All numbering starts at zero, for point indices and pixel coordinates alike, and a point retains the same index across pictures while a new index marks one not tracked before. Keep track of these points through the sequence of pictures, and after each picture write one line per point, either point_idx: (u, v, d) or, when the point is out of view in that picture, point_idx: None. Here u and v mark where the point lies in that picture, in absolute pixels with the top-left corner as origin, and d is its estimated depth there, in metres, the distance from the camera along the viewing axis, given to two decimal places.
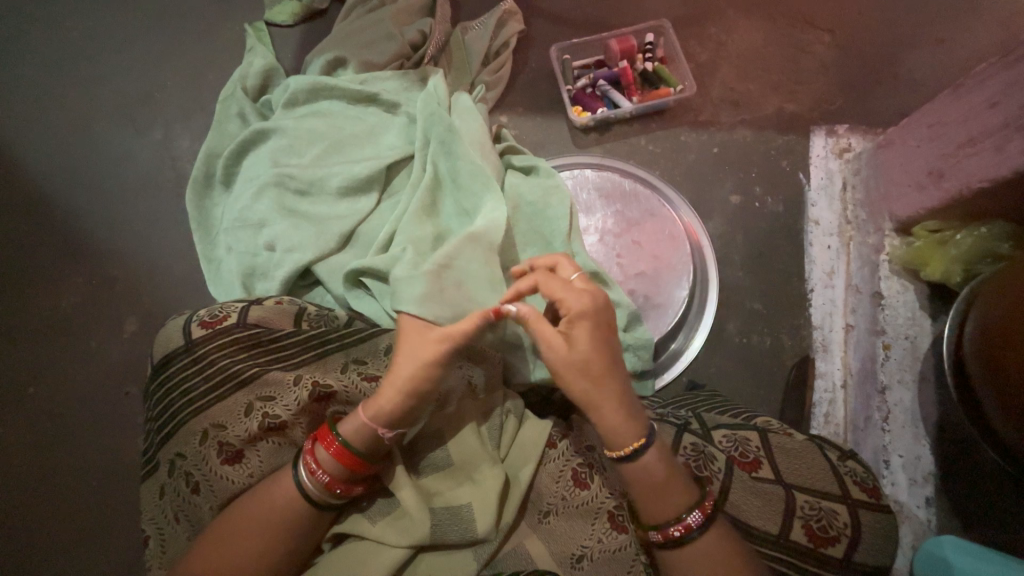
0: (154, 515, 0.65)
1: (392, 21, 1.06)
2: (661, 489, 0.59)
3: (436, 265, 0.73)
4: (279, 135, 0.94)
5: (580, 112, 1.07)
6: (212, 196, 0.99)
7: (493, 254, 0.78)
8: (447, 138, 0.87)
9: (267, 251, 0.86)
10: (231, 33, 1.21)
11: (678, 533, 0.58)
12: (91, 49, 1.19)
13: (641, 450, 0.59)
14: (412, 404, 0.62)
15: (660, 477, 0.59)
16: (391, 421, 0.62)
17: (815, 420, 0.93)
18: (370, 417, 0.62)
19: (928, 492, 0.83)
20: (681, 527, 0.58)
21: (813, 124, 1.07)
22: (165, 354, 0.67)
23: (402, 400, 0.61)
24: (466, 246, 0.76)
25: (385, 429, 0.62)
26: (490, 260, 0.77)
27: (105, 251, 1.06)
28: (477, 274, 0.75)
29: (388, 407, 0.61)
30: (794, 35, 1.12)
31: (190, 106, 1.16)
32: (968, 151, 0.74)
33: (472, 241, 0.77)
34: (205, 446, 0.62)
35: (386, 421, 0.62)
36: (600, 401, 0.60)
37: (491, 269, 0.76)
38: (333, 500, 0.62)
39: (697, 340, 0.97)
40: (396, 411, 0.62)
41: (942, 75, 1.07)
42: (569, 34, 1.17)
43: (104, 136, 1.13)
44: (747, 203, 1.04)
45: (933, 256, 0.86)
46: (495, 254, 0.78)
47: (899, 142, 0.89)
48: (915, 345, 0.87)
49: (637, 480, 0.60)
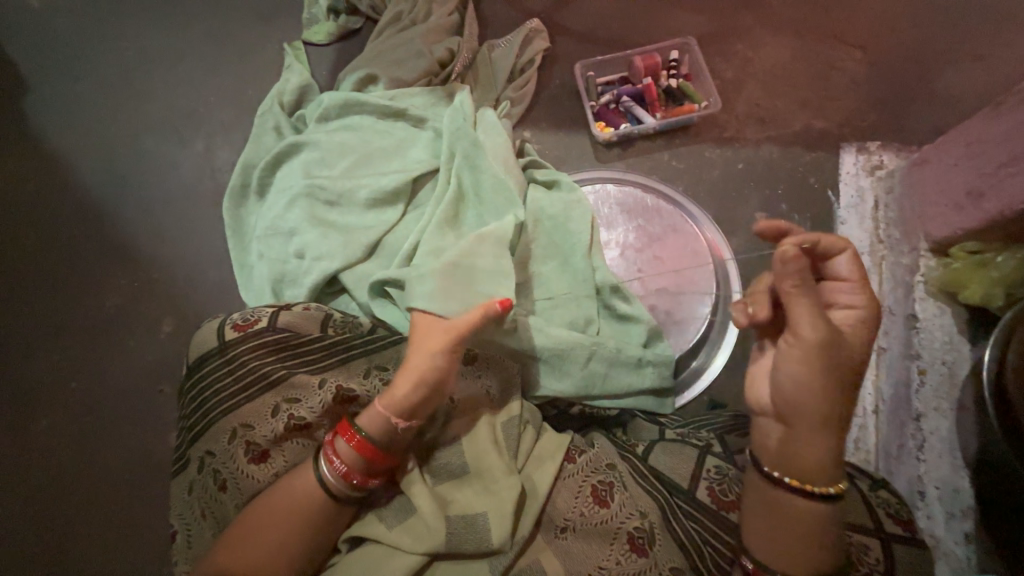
0: (182, 511, 0.67)
1: (422, 40, 1.10)
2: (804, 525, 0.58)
3: (446, 264, 0.74)
4: (312, 148, 0.98)
5: (603, 127, 1.09)
6: (247, 205, 1.04)
7: (504, 250, 0.79)
8: (473, 153, 0.89)
9: (296, 259, 0.89)
10: (271, 52, 1.27)
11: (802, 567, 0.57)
12: (143, 67, 1.28)
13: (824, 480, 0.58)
14: (425, 395, 0.63)
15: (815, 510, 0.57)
16: (405, 412, 0.63)
17: (846, 445, 0.91)
18: (386, 408, 0.63)
19: (967, 527, 0.77)
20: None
21: (843, 141, 1.05)
22: (200, 355, 0.71)
23: (413, 388, 0.63)
24: (479, 244, 0.78)
25: (400, 419, 0.63)
26: (500, 257, 0.78)
27: (147, 256, 1.11)
28: (489, 270, 0.76)
29: (401, 398, 0.62)
30: (823, 52, 1.11)
31: (230, 120, 1.22)
32: (1011, 170, 0.72)
33: (484, 241, 0.78)
34: (234, 445, 0.65)
35: (398, 410, 0.63)
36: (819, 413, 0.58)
37: (502, 265, 0.77)
38: (349, 492, 0.63)
39: (720, 358, 0.95)
40: (408, 402, 0.63)
41: (981, 91, 1.03)
42: (594, 51, 1.19)
43: (150, 147, 1.20)
44: (773, 219, 1.02)
45: (972, 278, 0.82)
46: (506, 252, 0.79)
47: (935, 160, 0.86)
48: (952, 371, 0.82)
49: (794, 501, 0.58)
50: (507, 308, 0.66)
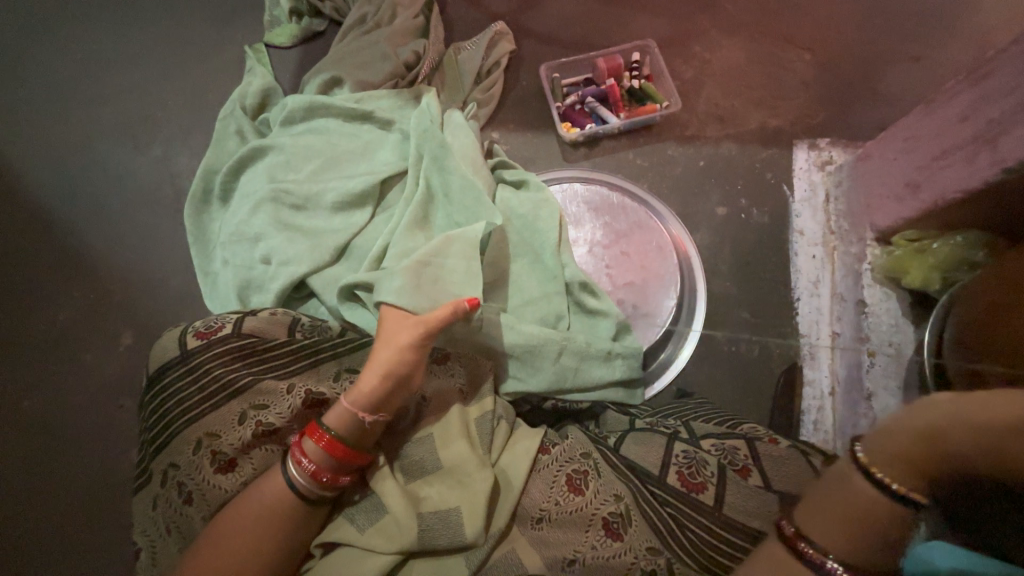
0: (146, 527, 0.65)
1: (386, 42, 1.10)
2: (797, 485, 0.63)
3: (414, 262, 0.74)
4: (277, 152, 0.97)
5: (570, 128, 1.11)
6: (210, 211, 1.02)
7: (474, 250, 0.79)
8: (440, 153, 0.89)
9: (263, 264, 0.88)
10: (232, 54, 1.25)
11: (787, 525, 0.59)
12: (95, 70, 1.23)
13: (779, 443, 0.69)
14: (391, 389, 0.64)
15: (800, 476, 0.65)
16: (372, 406, 0.64)
17: (805, 428, 0.94)
18: (352, 403, 0.63)
19: None
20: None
21: (796, 138, 1.10)
22: (160, 365, 0.69)
23: (380, 382, 0.64)
24: (447, 244, 0.78)
25: (366, 413, 0.63)
26: (468, 257, 0.78)
27: (104, 265, 1.07)
28: (454, 270, 0.77)
29: (367, 392, 0.63)
30: (775, 54, 1.17)
31: (190, 124, 1.19)
32: (942, 163, 0.77)
33: (451, 242, 0.79)
34: (199, 455, 0.63)
35: (365, 405, 0.63)
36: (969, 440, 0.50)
37: (469, 264, 0.78)
38: (317, 492, 0.62)
39: (686, 349, 0.99)
40: (374, 395, 0.63)
41: (919, 91, 1.11)
42: (558, 53, 1.21)
43: (105, 153, 1.16)
44: (733, 214, 1.06)
45: (911, 264, 0.88)
46: (475, 254, 0.79)
47: (877, 155, 0.92)
48: (899, 352, 0.88)
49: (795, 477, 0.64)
50: (475, 307, 0.70)
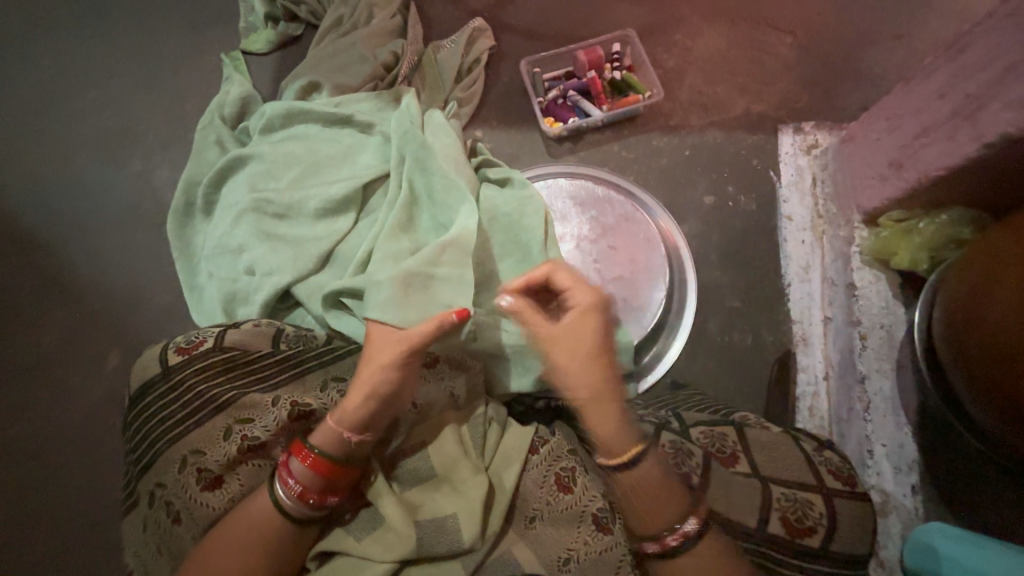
0: (137, 547, 0.64)
1: (363, 44, 1.08)
2: (658, 500, 0.61)
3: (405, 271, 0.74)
4: (257, 160, 0.95)
5: (553, 122, 1.10)
6: (192, 224, 1.01)
7: (466, 258, 0.78)
8: (421, 154, 0.88)
9: (247, 275, 0.87)
10: (209, 63, 1.23)
11: (674, 543, 0.59)
12: (71, 85, 1.21)
13: (643, 456, 0.62)
14: (377, 407, 0.64)
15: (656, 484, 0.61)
16: (359, 425, 0.63)
17: (800, 414, 0.93)
18: (339, 422, 0.63)
19: (913, 480, 0.84)
20: (678, 536, 0.59)
21: (780, 123, 1.09)
22: (142, 384, 0.68)
23: (364, 401, 0.63)
24: (442, 253, 0.77)
25: (352, 431, 0.63)
26: (463, 264, 0.77)
27: (88, 283, 1.06)
28: (454, 279, 0.76)
29: (352, 411, 0.63)
30: (756, 38, 1.16)
31: (169, 136, 1.17)
32: (923, 141, 0.76)
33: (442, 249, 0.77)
34: (185, 473, 0.62)
35: (351, 423, 0.63)
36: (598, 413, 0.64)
37: (462, 273, 0.77)
38: (306, 512, 0.62)
39: (680, 340, 0.98)
40: (360, 414, 0.63)
41: (902, 69, 1.10)
42: (538, 48, 1.20)
43: (84, 170, 1.15)
44: (720, 202, 1.05)
45: (899, 246, 0.88)
46: (467, 261, 0.78)
47: (860, 136, 0.91)
48: (891, 333, 0.89)
49: (634, 485, 0.62)
50: (464, 318, 0.66)
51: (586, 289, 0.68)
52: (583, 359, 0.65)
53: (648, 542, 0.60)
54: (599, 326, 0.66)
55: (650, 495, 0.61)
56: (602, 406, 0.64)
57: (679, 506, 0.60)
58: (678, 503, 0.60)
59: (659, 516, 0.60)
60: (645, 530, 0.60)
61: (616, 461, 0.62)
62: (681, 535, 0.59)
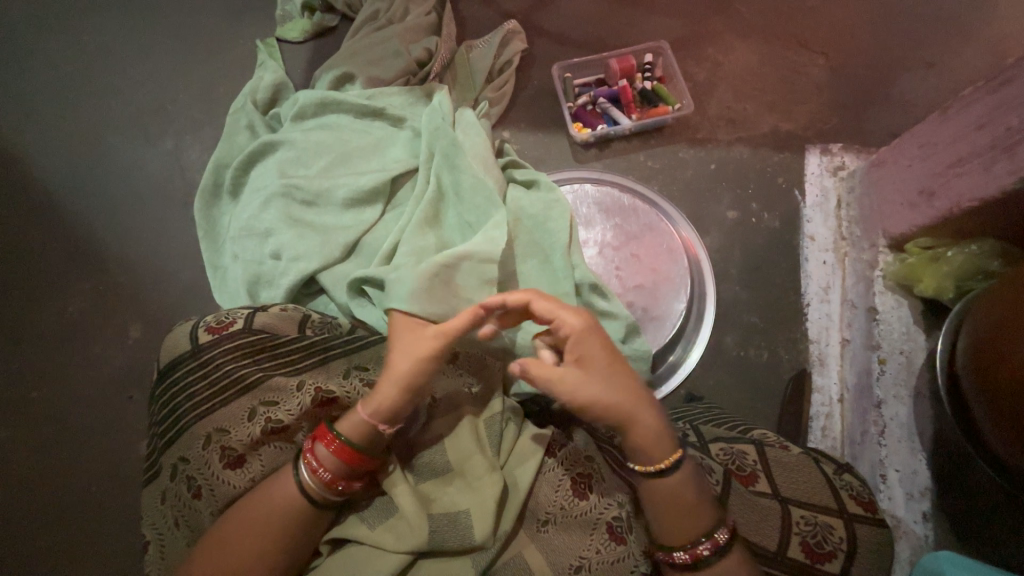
0: (155, 520, 0.65)
1: (398, 39, 1.09)
2: (685, 512, 0.61)
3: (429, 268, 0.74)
4: (288, 147, 0.96)
5: (581, 128, 1.10)
6: (220, 206, 1.02)
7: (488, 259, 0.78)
8: (451, 151, 0.89)
9: (273, 260, 0.88)
10: (244, 48, 1.25)
11: (706, 553, 0.59)
12: (106, 62, 1.23)
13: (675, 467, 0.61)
14: (406, 399, 0.63)
15: (691, 498, 0.61)
16: (392, 418, 0.63)
17: (813, 433, 0.95)
18: (371, 415, 0.63)
19: (925, 507, 0.83)
20: (709, 545, 0.60)
21: (808, 143, 1.10)
22: (171, 359, 0.69)
23: (401, 396, 0.63)
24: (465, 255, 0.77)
25: (385, 424, 0.63)
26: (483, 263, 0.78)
27: (112, 258, 1.07)
28: (470, 276, 0.77)
29: (384, 404, 0.63)
30: (789, 57, 1.16)
31: (200, 119, 1.19)
32: (957, 170, 0.77)
33: (471, 250, 0.78)
34: (209, 450, 0.63)
35: (384, 416, 0.63)
36: (634, 416, 0.62)
37: (483, 271, 0.78)
38: (331, 497, 0.63)
39: (695, 352, 0.98)
40: (397, 408, 0.63)
41: (933, 97, 1.10)
42: (570, 54, 1.21)
43: (115, 145, 1.16)
44: (743, 218, 1.06)
45: (925, 272, 0.88)
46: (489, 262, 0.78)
47: (891, 161, 0.91)
48: (909, 360, 0.89)
49: (667, 496, 0.61)
50: (492, 311, 0.67)
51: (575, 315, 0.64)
52: (599, 381, 0.62)
53: (679, 550, 0.60)
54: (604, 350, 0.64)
55: (684, 506, 0.61)
56: (642, 421, 0.62)
57: (708, 517, 0.61)
58: (709, 513, 0.61)
59: (689, 527, 0.61)
60: (673, 536, 0.61)
61: (655, 469, 0.61)
62: (714, 544, 0.60)
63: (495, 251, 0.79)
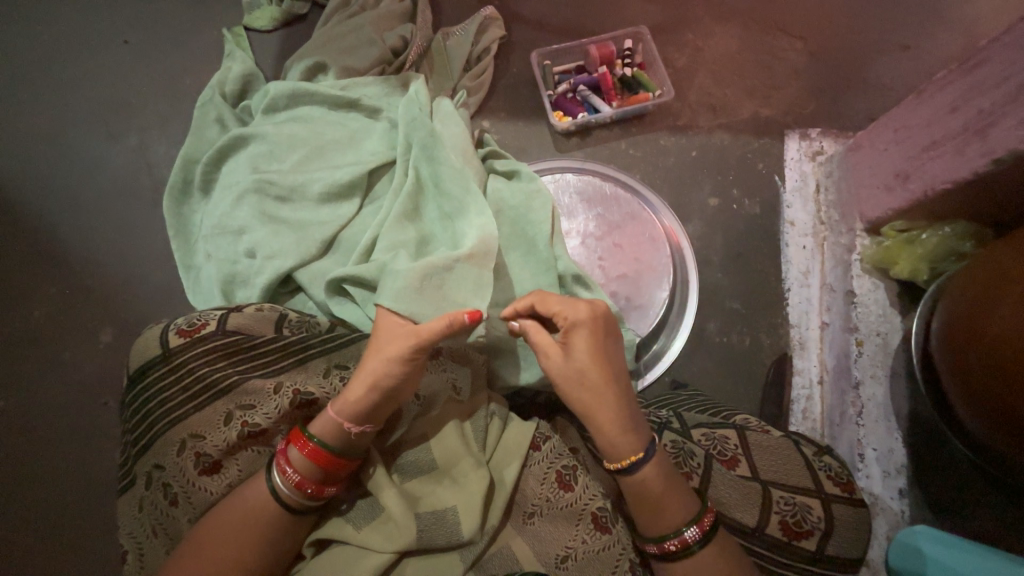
0: (130, 530, 0.63)
1: (372, 27, 1.06)
2: None
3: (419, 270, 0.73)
4: (259, 141, 0.93)
5: (561, 117, 1.09)
6: (190, 203, 0.98)
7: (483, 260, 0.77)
8: (429, 143, 0.87)
9: (247, 258, 0.85)
10: (211, 37, 1.19)
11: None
12: (64, 53, 1.17)
13: (641, 463, 0.61)
14: (372, 400, 0.61)
15: None
16: (358, 417, 0.62)
17: (794, 416, 0.96)
18: (338, 413, 0.62)
19: (900, 484, 0.87)
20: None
21: (788, 128, 1.10)
22: (141, 364, 0.67)
23: (367, 395, 0.61)
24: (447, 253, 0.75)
25: (353, 424, 0.62)
26: (478, 263, 0.76)
27: (79, 260, 1.03)
28: (461, 275, 0.75)
29: (352, 402, 0.61)
30: (768, 42, 1.16)
31: (167, 113, 1.14)
32: (931, 153, 0.78)
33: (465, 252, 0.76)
34: (183, 457, 0.62)
35: (351, 416, 0.61)
36: None
37: (472, 268, 0.76)
38: (306, 502, 0.62)
39: (679, 340, 0.99)
40: (362, 407, 0.61)
41: (908, 81, 1.11)
42: (550, 40, 1.18)
43: (77, 141, 1.11)
44: (725, 205, 1.06)
45: (901, 255, 0.89)
46: (482, 259, 0.77)
47: (867, 145, 0.92)
48: (886, 341, 0.91)
49: None
50: (476, 320, 0.64)
51: (583, 306, 0.64)
52: None
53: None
54: (595, 341, 0.63)
55: None
56: None
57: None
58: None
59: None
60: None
61: None
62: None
63: (489, 241, 0.78)
